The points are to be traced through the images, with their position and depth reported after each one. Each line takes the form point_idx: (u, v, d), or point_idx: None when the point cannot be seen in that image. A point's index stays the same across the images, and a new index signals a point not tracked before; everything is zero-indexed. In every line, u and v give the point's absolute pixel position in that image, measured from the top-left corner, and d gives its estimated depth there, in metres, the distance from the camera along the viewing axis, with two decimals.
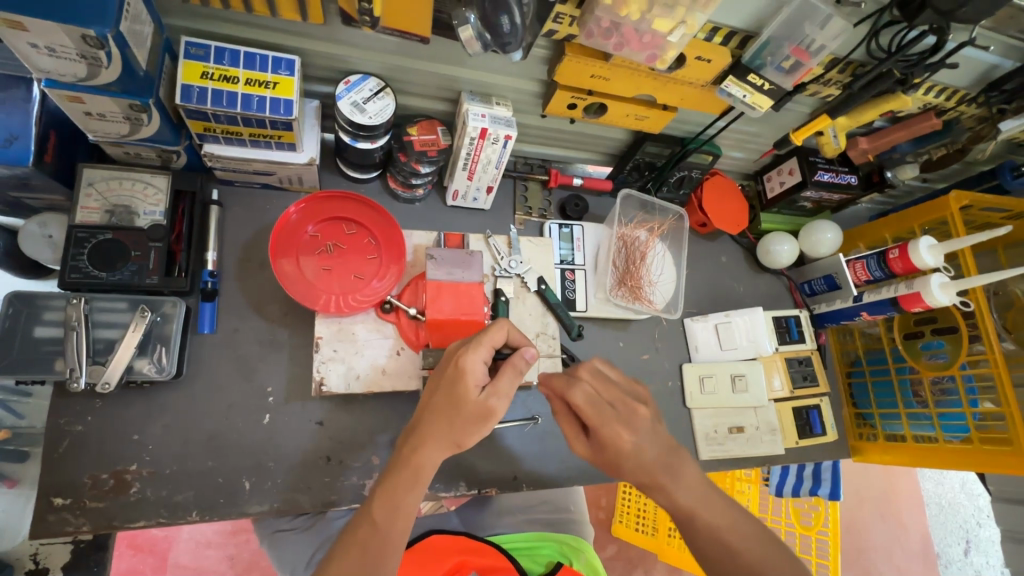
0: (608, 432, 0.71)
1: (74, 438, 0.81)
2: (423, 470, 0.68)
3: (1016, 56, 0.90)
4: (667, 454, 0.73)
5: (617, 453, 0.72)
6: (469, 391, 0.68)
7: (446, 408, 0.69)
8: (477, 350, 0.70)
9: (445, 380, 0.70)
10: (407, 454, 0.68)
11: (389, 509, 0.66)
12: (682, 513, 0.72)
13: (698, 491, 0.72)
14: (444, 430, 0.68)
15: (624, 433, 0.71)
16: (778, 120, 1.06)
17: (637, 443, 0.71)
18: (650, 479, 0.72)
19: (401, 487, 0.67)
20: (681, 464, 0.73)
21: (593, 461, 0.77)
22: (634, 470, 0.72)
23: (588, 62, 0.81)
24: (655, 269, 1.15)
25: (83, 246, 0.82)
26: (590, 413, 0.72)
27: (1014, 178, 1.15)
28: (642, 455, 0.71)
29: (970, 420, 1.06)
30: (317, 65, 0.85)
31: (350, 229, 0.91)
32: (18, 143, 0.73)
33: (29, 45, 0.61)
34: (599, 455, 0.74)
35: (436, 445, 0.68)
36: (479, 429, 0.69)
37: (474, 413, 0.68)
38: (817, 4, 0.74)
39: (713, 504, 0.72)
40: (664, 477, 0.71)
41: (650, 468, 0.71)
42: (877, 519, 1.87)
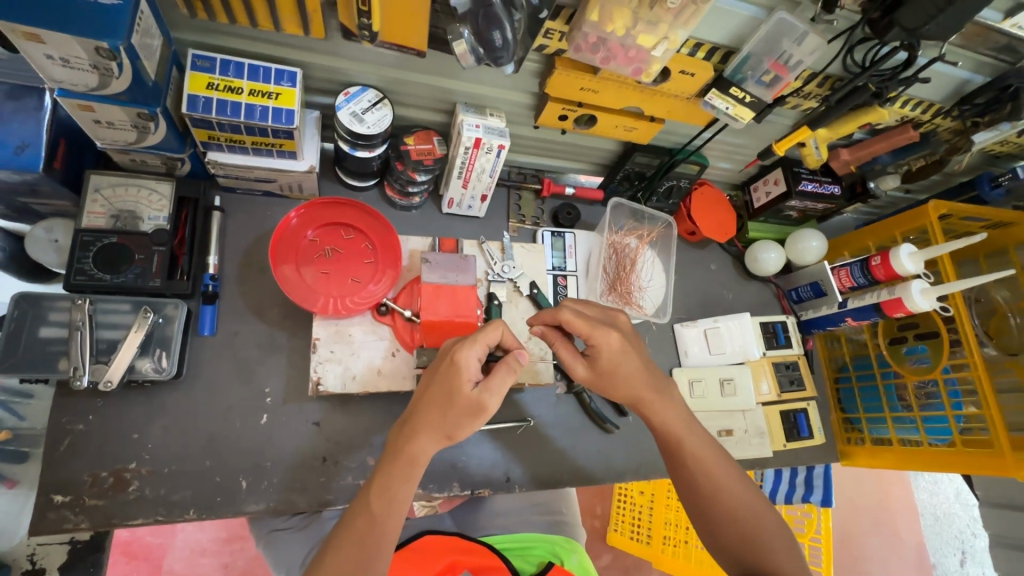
0: (601, 335, 0.80)
1: (75, 437, 0.83)
2: (416, 462, 0.70)
3: (986, 71, 0.95)
4: (656, 377, 0.83)
5: (611, 355, 0.81)
6: (462, 386, 0.70)
7: (440, 401, 0.71)
8: (472, 347, 0.72)
9: (440, 376, 0.72)
10: (402, 446, 0.71)
11: (385, 501, 0.68)
12: (671, 437, 0.81)
13: (685, 418, 0.83)
14: (437, 423, 0.71)
15: (615, 334, 0.80)
16: (763, 132, 1.10)
17: (624, 342, 0.81)
18: (642, 393, 0.82)
19: (396, 478, 0.69)
20: (670, 389, 0.83)
21: (590, 380, 0.84)
22: (627, 375, 0.81)
23: (577, 75, 0.85)
24: (645, 275, 1.18)
25: (89, 249, 0.84)
26: (582, 324, 0.80)
27: (992, 188, 1.19)
28: (632, 360, 0.81)
29: (953, 423, 1.08)
30: (318, 77, 0.89)
31: (348, 234, 0.94)
32: (29, 150, 0.76)
33: (45, 57, 0.64)
34: (597, 367, 0.82)
35: (430, 436, 0.71)
36: (470, 424, 0.71)
37: (467, 409, 0.70)
38: (793, 21, 0.78)
39: (699, 434, 0.82)
40: (652, 394, 0.82)
41: (643, 386, 0.82)
42: (871, 529, 1.88)
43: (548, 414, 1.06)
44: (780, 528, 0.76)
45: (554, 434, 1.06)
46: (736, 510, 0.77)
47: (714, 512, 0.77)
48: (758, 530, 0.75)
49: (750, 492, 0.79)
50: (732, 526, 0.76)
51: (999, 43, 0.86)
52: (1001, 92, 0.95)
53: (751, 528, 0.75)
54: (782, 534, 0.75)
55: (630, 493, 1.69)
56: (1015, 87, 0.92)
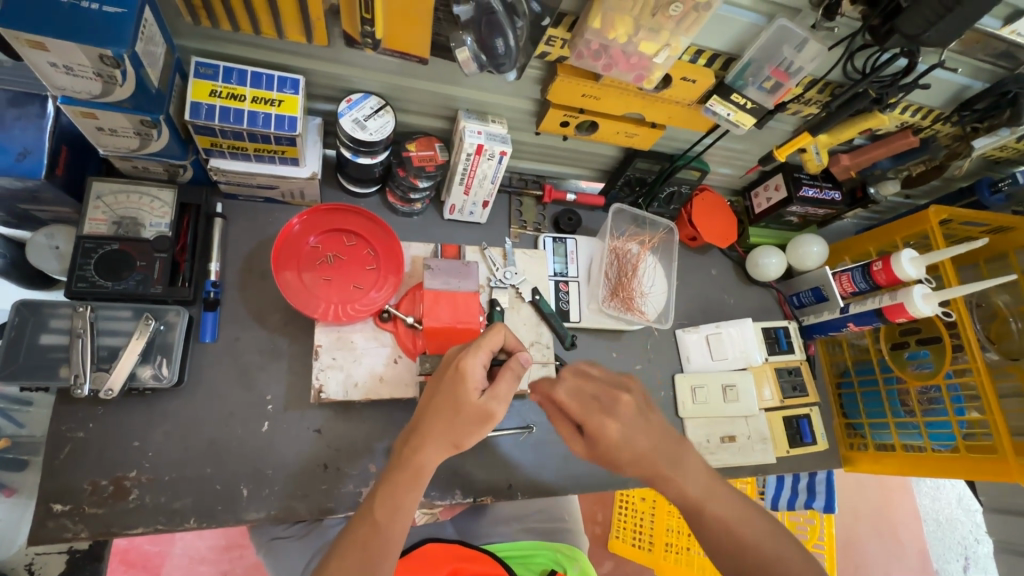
0: (595, 423, 0.75)
1: (75, 444, 0.82)
2: (423, 470, 0.70)
3: (984, 77, 0.96)
4: (670, 447, 0.75)
5: (610, 445, 0.75)
6: (468, 393, 0.70)
7: (446, 409, 0.71)
8: (477, 355, 0.71)
9: (445, 384, 0.72)
10: (408, 454, 0.70)
11: (389, 509, 0.68)
12: (691, 507, 0.74)
13: (705, 483, 0.74)
14: (444, 431, 0.70)
15: (611, 423, 0.75)
16: (764, 138, 1.10)
17: (626, 430, 0.74)
18: (654, 471, 0.74)
19: (401, 486, 0.69)
20: (684, 454, 0.75)
21: (592, 460, 0.79)
22: (633, 458, 0.74)
23: (580, 82, 0.85)
24: (647, 281, 1.18)
25: (90, 256, 0.84)
26: (575, 407, 0.77)
27: (991, 194, 1.19)
28: (635, 442, 0.74)
29: (956, 429, 1.08)
30: (319, 84, 0.89)
31: (350, 241, 0.94)
32: (31, 157, 0.76)
33: (48, 64, 0.64)
34: (595, 451, 0.77)
35: (436, 444, 0.70)
36: (478, 431, 0.71)
37: (474, 416, 0.70)
38: (793, 28, 0.78)
39: (722, 497, 0.74)
40: (666, 468, 0.74)
41: (656, 462, 0.74)
42: (874, 535, 1.87)
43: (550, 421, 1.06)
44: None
45: (556, 441, 1.05)
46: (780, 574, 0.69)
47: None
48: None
49: (795, 550, 0.71)
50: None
51: (998, 50, 0.87)
52: (1000, 98, 0.95)
53: None
54: None
55: (631, 499, 1.68)
56: (1014, 94, 0.93)
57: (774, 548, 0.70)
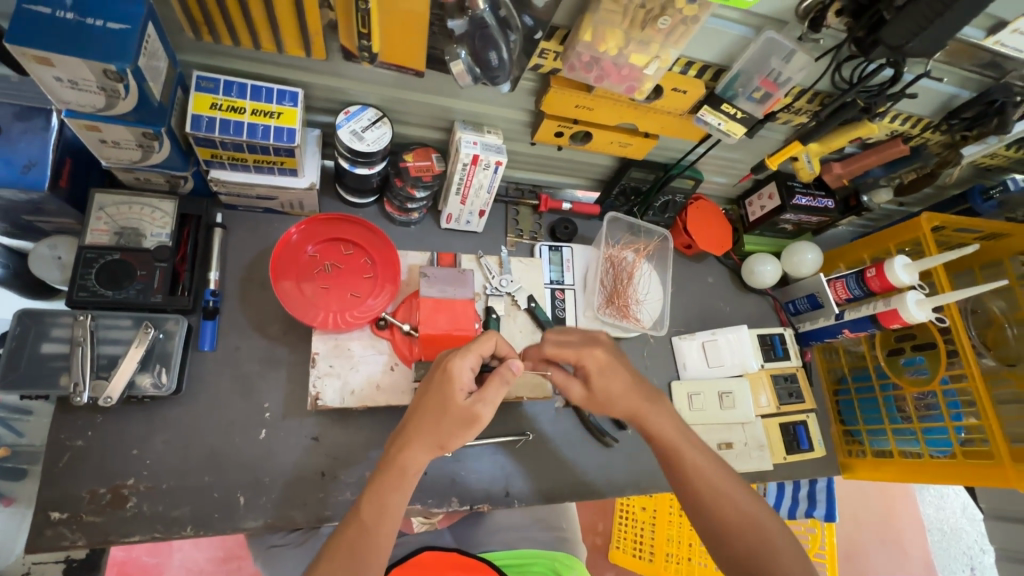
0: (586, 355, 0.84)
1: (74, 453, 0.83)
2: (409, 471, 0.71)
3: (972, 86, 0.97)
4: (646, 386, 0.86)
5: (600, 373, 0.84)
6: (455, 395, 0.71)
7: (434, 409, 0.72)
8: (465, 357, 0.73)
9: (434, 385, 0.73)
10: (394, 454, 0.72)
11: (376, 510, 0.69)
12: (669, 447, 0.82)
13: (680, 427, 0.84)
14: (430, 432, 0.71)
15: (599, 350, 0.84)
16: (756, 146, 1.12)
17: (609, 358, 0.84)
18: (635, 406, 0.84)
19: (386, 487, 0.70)
20: (661, 399, 0.86)
21: (588, 400, 0.88)
22: (619, 389, 0.84)
23: (573, 93, 0.87)
24: (642, 288, 1.19)
25: (91, 266, 0.85)
26: (567, 351, 0.85)
27: (983, 201, 1.22)
28: (619, 375, 0.84)
29: (953, 435, 1.08)
30: (319, 97, 0.91)
31: (347, 249, 0.95)
32: (35, 169, 0.77)
33: (54, 79, 0.66)
34: (589, 385, 0.85)
35: (421, 445, 0.71)
36: (464, 433, 0.72)
37: (460, 417, 0.71)
38: (781, 40, 0.80)
39: (694, 443, 0.83)
40: (646, 406, 0.84)
41: (637, 398, 0.84)
42: (876, 544, 1.86)
43: (547, 428, 1.06)
44: (787, 535, 0.76)
45: (553, 448, 1.05)
46: (742, 520, 0.76)
47: (721, 522, 0.76)
48: (770, 542, 0.74)
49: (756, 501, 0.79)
50: (741, 538, 0.75)
51: (983, 60, 0.88)
52: (988, 106, 0.97)
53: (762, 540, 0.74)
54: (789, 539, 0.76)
55: (631, 509, 1.67)
56: (1001, 102, 0.94)
57: (738, 494, 0.78)
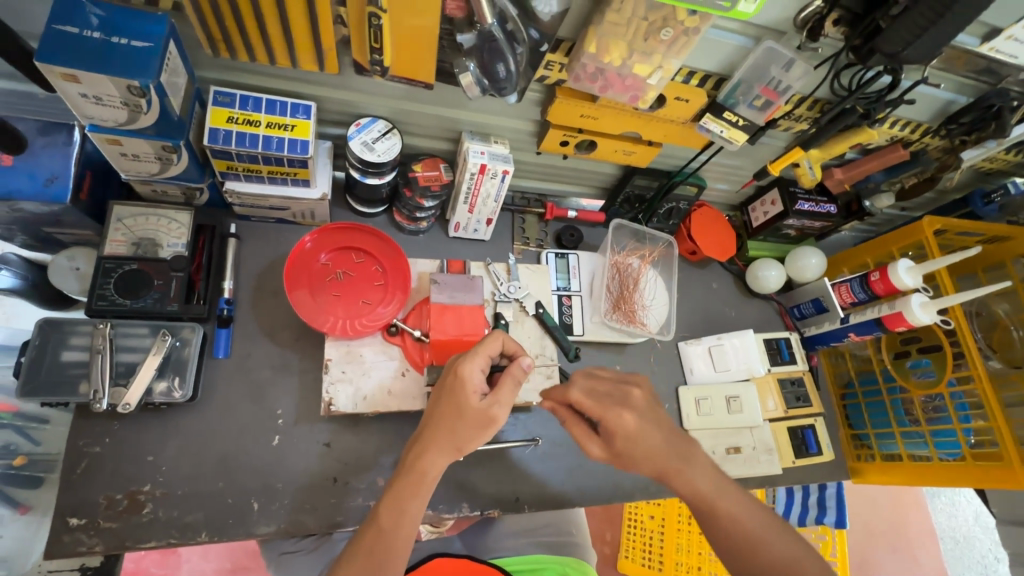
0: (612, 417, 0.77)
1: (91, 460, 0.84)
2: (427, 476, 0.71)
3: (969, 92, 0.99)
4: (679, 443, 0.77)
5: (625, 438, 0.77)
6: (470, 398, 0.72)
7: (449, 414, 0.73)
8: (474, 360, 0.74)
9: (446, 390, 0.74)
10: (412, 461, 0.72)
11: (395, 514, 0.69)
12: (703, 502, 0.75)
13: (715, 479, 0.76)
14: (446, 436, 0.72)
15: (627, 416, 0.77)
16: (757, 153, 1.14)
17: (639, 422, 0.77)
18: (665, 465, 0.76)
19: (405, 493, 0.70)
20: (694, 452, 0.77)
21: (609, 461, 0.81)
22: (646, 452, 0.77)
23: (578, 103, 0.89)
24: (648, 293, 1.20)
25: (110, 275, 0.88)
26: (593, 406, 0.79)
27: (985, 204, 1.24)
28: (649, 437, 0.77)
29: (962, 438, 1.08)
30: (331, 110, 0.94)
31: (359, 257, 0.97)
32: (57, 182, 0.80)
33: (80, 95, 0.69)
34: (611, 447, 0.79)
35: (438, 451, 0.72)
36: (480, 435, 0.73)
37: (476, 419, 0.72)
38: (780, 49, 0.82)
39: (731, 496, 0.75)
40: (677, 462, 0.76)
41: (667, 458, 0.76)
42: (889, 553, 1.83)
43: (555, 434, 1.07)
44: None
45: (562, 453, 1.06)
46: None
47: None
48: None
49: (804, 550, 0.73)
50: None
51: (979, 66, 0.90)
52: (986, 111, 0.98)
53: None
54: None
55: (640, 516, 1.66)
56: (998, 107, 0.96)
57: (781, 545, 0.72)
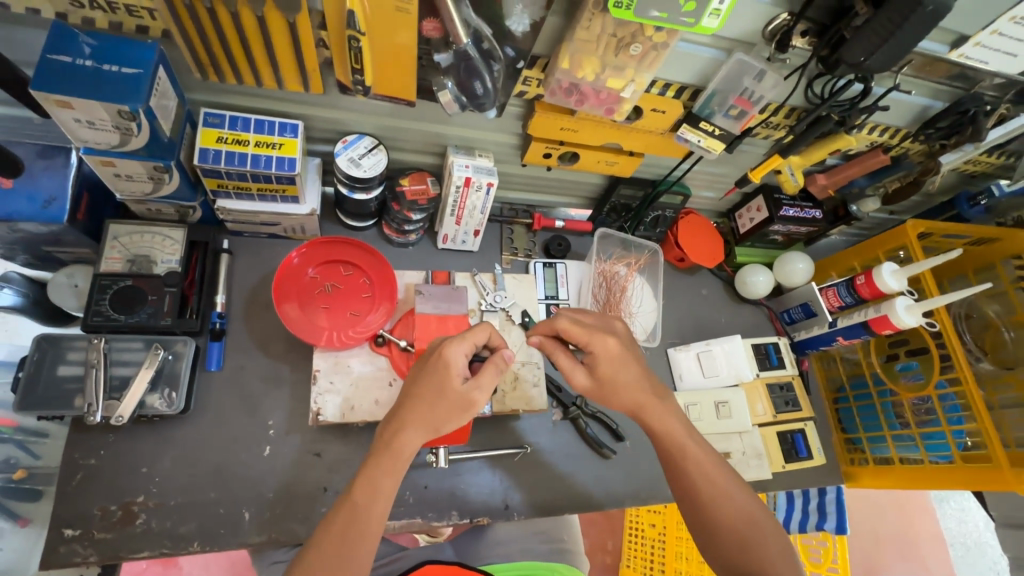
0: (597, 341, 0.84)
1: (87, 472, 0.87)
2: (402, 453, 0.74)
3: (944, 97, 1.00)
4: (655, 383, 0.85)
5: (609, 362, 0.84)
6: (453, 380, 0.74)
7: (429, 394, 0.75)
8: (461, 344, 0.76)
9: (429, 369, 0.76)
10: (390, 437, 0.75)
11: (368, 493, 0.72)
12: (670, 441, 0.83)
13: (683, 422, 0.84)
14: (425, 415, 0.75)
15: (612, 340, 0.84)
16: (740, 161, 1.16)
17: (622, 349, 0.84)
18: (642, 399, 0.84)
19: (380, 469, 0.73)
20: (667, 394, 0.86)
21: (590, 390, 0.86)
22: (626, 382, 0.84)
23: (557, 116, 0.92)
24: (635, 302, 1.22)
25: (106, 291, 0.90)
26: (579, 332, 0.85)
27: (970, 207, 1.25)
28: (629, 368, 0.84)
29: (951, 440, 1.08)
30: (319, 128, 0.97)
31: (347, 271, 0.99)
32: (55, 203, 0.83)
33: (74, 120, 0.72)
34: (595, 373, 0.84)
35: (416, 428, 0.75)
36: (457, 418, 0.76)
37: (457, 403, 0.75)
38: (750, 61, 0.85)
39: (699, 441, 0.83)
40: (653, 399, 0.84)
41: (645, 392, 0.84)
42: (897, 561, 1.80)
43: (544, 441, 1.08)
44: (779, 538, 0.77)
45: (552, 460, 1.07)
46: (742, 522, 0.77)
47: (718, 524, 0.78)
48: (765, 544, 0.76)
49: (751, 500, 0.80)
50: (741, 539, 0.76)
51: (952, 72, 0.92)
52: (962, 116, 1.00)
53: (756, 538, 0.76)
54: (781, 542, 0.77)
55: (640, 525, 1.66)
56: (973, 112, 0.99)
57: (738, 496, 0.79)
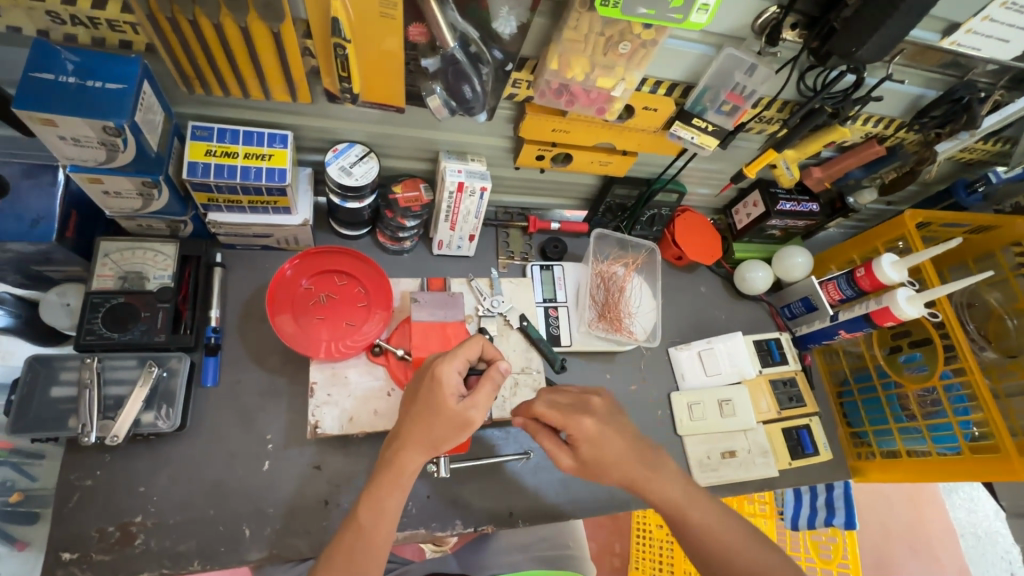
0: (574, 423, 0.80)
1: (83, 492, 0.85)
2: (404, 472, 0.73)
3: (937, 86, 1.00)
4: (644, 453, 0.81)
5: (590, 443, 0.79)
6: (447, 399, 0.73)
7: (426, 413, 0.74)
8: (453, 361, 0.75)
9: (424, 388, 0.75)
10: (391, 456, 0.74)
11: (373, 513, 0.72)
12: (675, 512, 0.79)
13: (685, 489, 0.81)
14: (423, 434, 0.74)
15: (588, 420, 0.80)
16: (734, 157, 1.14)
17: (601, 428, 0.80)
18: (635, 473, 0.79)
19: (382, 488, 0.73)
20: (661, 463, 0.81)
21: (578, 471, 0.83)
22: (612, 459, 0.79)
23: (548, 118, 0.91)
24: (634, 301, 1.21)
25: (98, 310, 0.89)
26: (556, 415, 0.82)
27: (968, 195, 1.24)
28: (612, 443, 0.79)
29: (959, 431, 1.07)
30: (309, 137, 0.96)
31: (341, 280, 0.98)
32: (44, 222, 0.82)
33: (59, 138, 0.71)
34: (578, 457, 0.81)
35: (416, 447, 0.74)
36: (456, 436, 0.74)
37: (453, 422, 0.73)
38: (740, 56, 0.84)
39: (702, 505, 0.80)
40: (643, 471, 0.79)
41: (636, 469, 0.79)
42: (909, 555, 1.77)
43: (548, 446, 1.07)
44: None
45: (556, 465, 1.06)
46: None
47: None
48: None
49: (775, 557, 0.76)
50: None
51: (944, 60, 0.91)
52: (955, 104, 0.99)
53: None
54: None
55: (648, 525, 1.64)
56: (967, 99, 0.98)
57: (755, 554, 0.75)
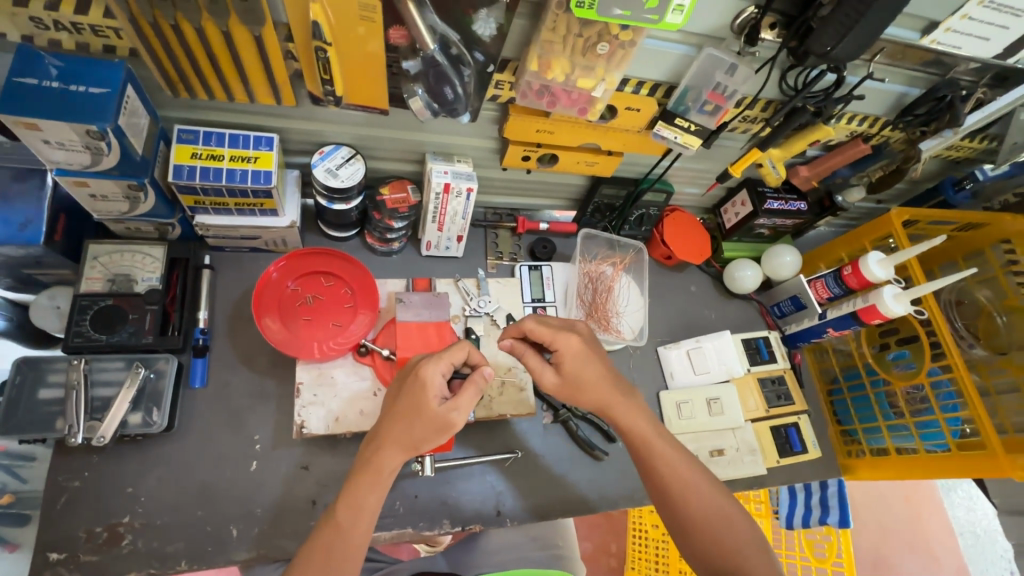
0: (562, 338, 0.84)
1: (72, 494, 0.86)
2: (383, 472, 0.74)
3: (920, 84, 1.00)
4: (619, 380, 0.86)
5: (575, 359, 0.84)
6: (428, 400, 0.74)
7: (408, 412, 0.75)
8: (437, 363, 0.76)
9: (406, 388, 0.76)
10: (370, 456, 0.75)
11: (352, 511, 0.72)
12: (639, 439, 0.83)
13: (651, 420, 0.85)
14: (404, 434, 0.74)
15: (575, 337, 0.85)
16: (720, 156, 1.15)
17: (586, 347, 0.85)
18: (610, 396, 0.84)
19: (361, 487, 0.73)
20: (632, 391, 0.86)
21: (558, 392, 0.86)
22: (592, 379, 0.84)
23: (531, 119, 0.92)
24: (622, 300, 1.21)
25: (86, 312, 0.90)
26: (543, 330, 0.85)
27: (956, 192, 1.26)
28: (591, 362, 0.85)
29: (946, 428, 1.07)
30: (295, 140, 0.97)
31: (328, 281, 0.99)
32: (31, 226, 0.83)
33: (43, 141, 0.72)
34: (560, 373, 0.85)
35: (395, 446, 0.74)
36: (436, 438, 0.75)
37: (433, 423, 0.74)
38: (720, 55, 0.84)
39: (667, 438, 0.84)
40: (616, 396, 0.84)
41: (610, 391, 0.84)
42: (906, 553, 1.77)
43: (537, 445, 1.07)
44: (752, 530, 0.78)
45: (545, 464, 1.06)
46: (714, 516, 0.78)
47: (690, 516, 0.78)
48: (735, 535, 0.77)
49: (721, 495, 0.81)
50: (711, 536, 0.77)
51: (927, 58, 0.91)
52: (938, 102, 1.00)
53: (726, 534, 0.77)
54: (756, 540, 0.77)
55: (644, 525, 1.63)
56: (949, 97, 0.98)
57: (706, 494, 0.80)
